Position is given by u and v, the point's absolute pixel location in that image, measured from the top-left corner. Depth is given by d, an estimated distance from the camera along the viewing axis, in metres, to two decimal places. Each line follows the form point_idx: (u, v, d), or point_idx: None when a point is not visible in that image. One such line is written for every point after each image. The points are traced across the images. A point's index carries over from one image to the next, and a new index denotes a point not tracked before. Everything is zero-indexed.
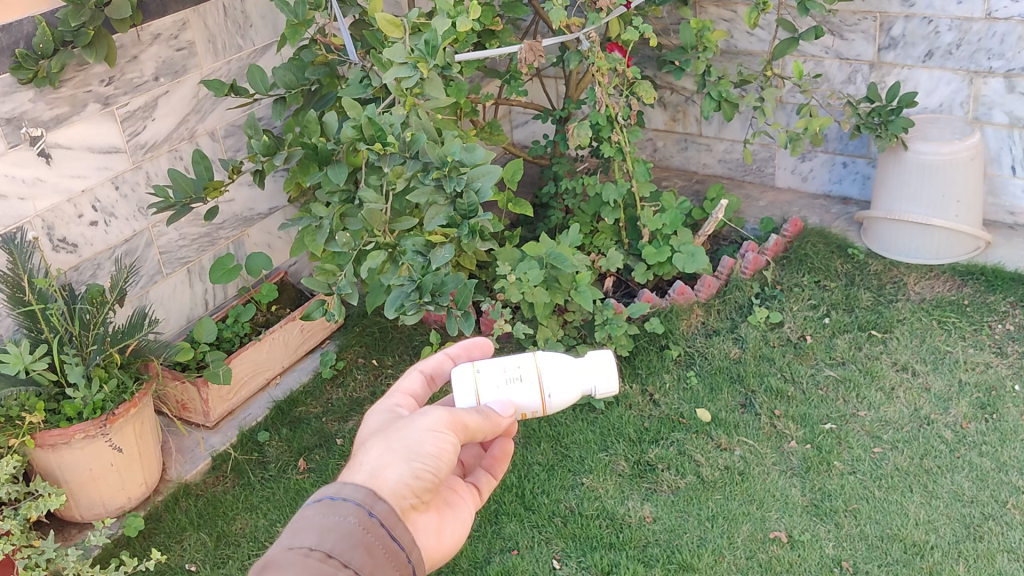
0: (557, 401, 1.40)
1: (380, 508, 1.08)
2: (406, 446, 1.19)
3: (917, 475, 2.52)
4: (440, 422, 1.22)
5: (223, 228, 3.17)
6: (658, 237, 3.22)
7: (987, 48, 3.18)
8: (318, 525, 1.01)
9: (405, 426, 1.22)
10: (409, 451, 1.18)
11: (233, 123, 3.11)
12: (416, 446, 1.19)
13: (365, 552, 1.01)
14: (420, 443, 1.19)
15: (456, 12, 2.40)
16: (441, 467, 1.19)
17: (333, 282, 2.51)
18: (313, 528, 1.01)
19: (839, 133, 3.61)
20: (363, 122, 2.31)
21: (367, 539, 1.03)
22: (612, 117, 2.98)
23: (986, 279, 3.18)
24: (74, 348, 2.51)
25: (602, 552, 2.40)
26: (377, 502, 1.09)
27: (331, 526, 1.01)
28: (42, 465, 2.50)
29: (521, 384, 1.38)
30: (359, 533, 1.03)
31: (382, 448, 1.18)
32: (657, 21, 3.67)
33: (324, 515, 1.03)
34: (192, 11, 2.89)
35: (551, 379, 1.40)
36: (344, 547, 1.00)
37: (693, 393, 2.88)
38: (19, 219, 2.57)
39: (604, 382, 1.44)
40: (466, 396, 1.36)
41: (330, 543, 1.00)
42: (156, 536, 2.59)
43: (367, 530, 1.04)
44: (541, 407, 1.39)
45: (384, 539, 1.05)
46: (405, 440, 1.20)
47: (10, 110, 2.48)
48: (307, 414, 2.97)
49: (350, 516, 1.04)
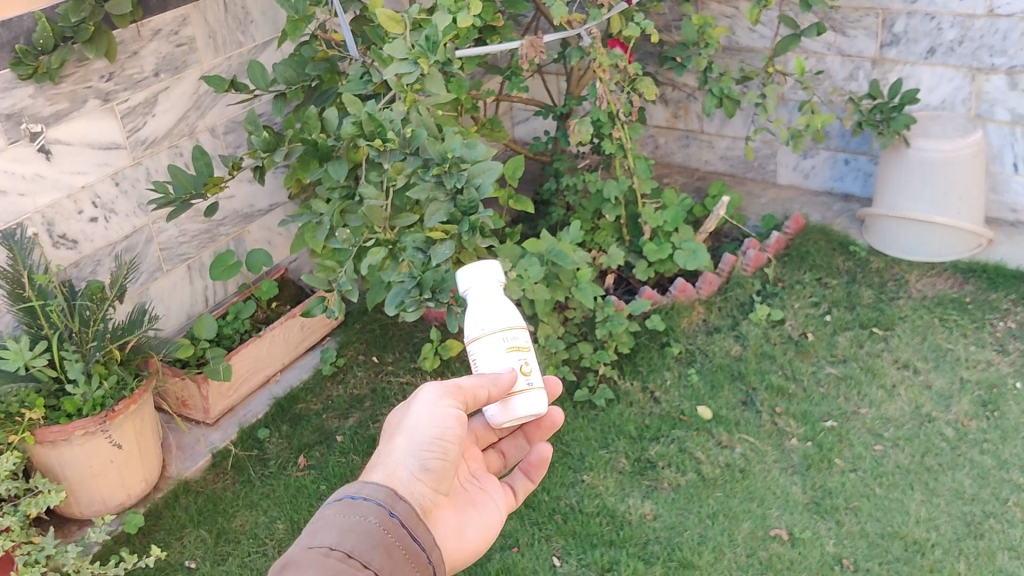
0: (477, 318, 1.53)
1: (401, 508, 1.22)
2: (414, 438, 1.36)
3: (918, 472, 2.51)
4: (440, 402, 1.40)
5: (224, 224, 3.16)
6: (659, 234, 3.21)
7: (990, 45, 3.17)
8: (339, 525, 1.14)
9: (409, 416, 1.40)
10: (415, 441, 1.36)
11: (234, 119, 3.10)
12: (422, 434, 1.37)
13: (384, 552, 1.14)
14: (424, 431, 1.37)
15: (457, 7, 2.39)
16: (449, 454, 1.37)
17: (334, 279, 2.51)
18: (333, 528, 1.14)
19: (841, 130, 3.60)
20: (363, 117, 2.29)
21: (387, 539, 1.16)
22: (613, 113, 2.97)
23: (988, 276, 3.18)
24: (74, 344, 2.50)
25: (603, 550, 2.40)
26: (398, 502, 1.22)
27: (351, 526, 1.14)
28: (43, 462, 2.50)
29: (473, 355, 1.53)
30: (379, 533, 1.15)
31: (393, 445, 1.36)
32: (659, 17, 3.66)
33: (345, 516, 1.16)
34: (192, 7, 2.88)
35: (477, 327, 1.53)
36: (363, 548, 1.12)
37: (693, 390, 2.88)
38: (19, 215, 2.56)
39: (490, 271, 1.60)
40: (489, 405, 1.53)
41: (349, 543, 1.12)
42: (157, 532, 2.59)
43: (388, 531, 1.17)
44: (482, 330, 1.52)
45: (404, 540, 1.18)
46: (411, 431, 1.38)
47: (9, 106, 2.47)
48: (307, 411, 2.97)
49: (370, 515, 1.17)
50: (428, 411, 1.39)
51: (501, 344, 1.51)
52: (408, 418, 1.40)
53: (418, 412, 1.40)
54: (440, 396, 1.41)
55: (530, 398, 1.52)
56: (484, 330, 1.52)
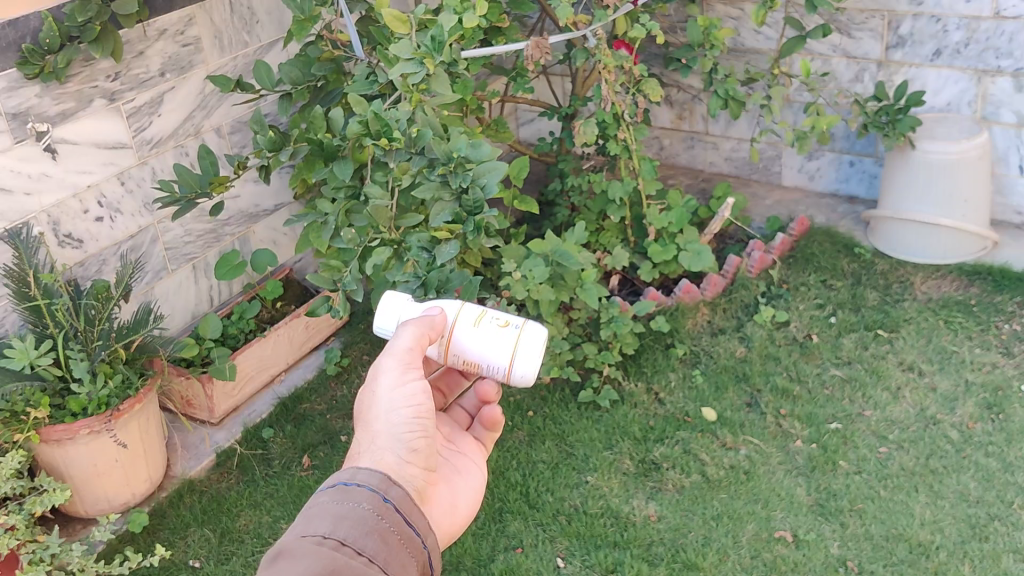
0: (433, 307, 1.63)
1: (395, 493, 1.22)
2: (391, 421, 1.34)
3: (923, 475, 2.51)
4: (399, 374, 1.39)
5: (229, 224, 3.17)
6: (664, 235, 3.20)
7: (996, 47, 3.16)
8: (333, 513, 1.14)
9: (378, 400, 1.37)
10: (393, 422, 1.35)
11: (239, 119, 3.11)
12: (397, 415, 1.35)
13: (379, 538, 1.14)
14: (398, 410, 1.36)
15: (463, 8, 2.40)
16: (427, 424, 1.37)
17: (338, 279, 2.52)
18: (327, 515, 1.14)
19: (846, 132, 3.60)
20: (369, 117, 2.32)
21: (381, 525, 1.16)
22: (618, 115, 2.97)
23: (993, 279, 3.17)
24: (80, 344, 2.50)
25: (607, 551, 2.40)
26: (391, 487, 1.23)
27: (344, 513, 1.14)
28: (47, 461, 2.50)
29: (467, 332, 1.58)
30: (374, 520, 1.15)
31: (371, 435, 1.34)
32: (665, 19, 3.66)
33: (338, 503, 1.16)
34: (199, 7, 2.88)
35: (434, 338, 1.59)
36: (356, 535, 1.12)
37: (698, 392, 2.87)
38: (24, 215, 2.57)
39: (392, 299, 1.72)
40: (504, 352, 1.57)
41: (343, 530, 1.12)
42: (161, 532, 2.59)
43: (382, 517, 1.17)
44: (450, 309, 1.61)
45: (399, 525, 1.18)
46: (386, 415, 1.35)
47: (15, 105, 2.47)
48: (311, 411, 2.97)
49: (364, 502, 1.17)
50: (394, 387, 1.37)
51: (467, 325, 1.59)
52: (376, 401, 1.37)
53: (384, 393, 1.37)
54: (397, 369, 1.39)
55: (532, 332, 1.58)
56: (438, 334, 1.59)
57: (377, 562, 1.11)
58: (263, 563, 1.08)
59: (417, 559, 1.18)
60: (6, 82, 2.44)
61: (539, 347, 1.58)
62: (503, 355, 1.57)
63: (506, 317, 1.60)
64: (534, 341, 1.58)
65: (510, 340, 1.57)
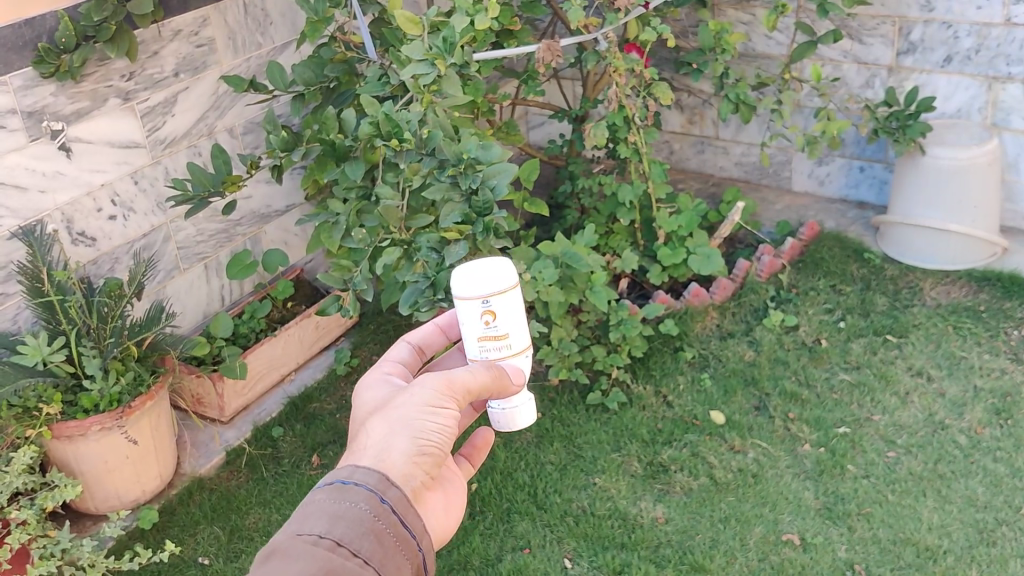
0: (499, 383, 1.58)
1: (392, 495, 1.21)
2: (410, 425, 1.32)
3: (930, 480, 2.51)
4: (438, 395, 1.37)
5: (241, 224, 3.19)
6: (674, 238, 3.21)
7: (1006, 54, 3.17)
8: (328, 512, 1.13)
9: (403, 403, 1.36)
10: (411, 428, 1.32)
11: (252, 120, 3.14)
12: (417, 425, 1.33)
13: (374, 540, 1.13)
14: (421, 421, 1.33)
15: (475, 9, 2.40)
16: (445, 440, 1.34)
17: (349, 279, 2.54)
18: (322, 514, 1.13)
19: (856, 138, 3.60)
20: (381, 117, 2.33)
21: (377, 526, 1.15)
22: (628, 118, 2.98)
23: (1003, 285, 3.16)
24: (92, 340, 2.52)
25: (614, 552, 2.40)
26: (389, 489, 1.21)
27: (340, 513, 1.13)
28: (59, 457, 2.52)
29: (514, 334, 1.58)
30: (369, 521, 1.14)
31: (386, 430, 1.31)
32: (676, 23, 3.69)
33: (334, 502, 1.15)
34: (213, 8, 2.91)
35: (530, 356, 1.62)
36: (351, 536, 1.11)
37: (706, 395, 2.88)
38: (40, 212, 2.59)
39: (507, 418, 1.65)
40: (513, 291, 1.58)
41: (338, 531, 1.11)
42: (170, 529, 2.60)
43: (378, 518, 1.16)
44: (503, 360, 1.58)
45: (395, 527, 1.17)
46: (406, 418, 1.33)
47: (32, 103, 2.49)
48: (321, 411, 2.99)
49: (361, 502, 1.16)
50: (427, 402, 1.35)
51: (509, 341, 1.57)
52: (402, 405, 1.35)
53: (413, 401, 1.36)
54: (438, 390, 1.37)
55: (480, 281, 1.55)
56: (526, 351, 1.61)
57: (371, 564, 1.10)
58: (256, 564, 1.08)
59: (412, 561, 1.17)
60: (21, 81, 2.46)
61: (495, 265, 1.57)
62: (511, 291, 1.58)
63: (473, 313, 1.56)
64: (476, 272, 1.57)
65: (499, 295, 1.56)
